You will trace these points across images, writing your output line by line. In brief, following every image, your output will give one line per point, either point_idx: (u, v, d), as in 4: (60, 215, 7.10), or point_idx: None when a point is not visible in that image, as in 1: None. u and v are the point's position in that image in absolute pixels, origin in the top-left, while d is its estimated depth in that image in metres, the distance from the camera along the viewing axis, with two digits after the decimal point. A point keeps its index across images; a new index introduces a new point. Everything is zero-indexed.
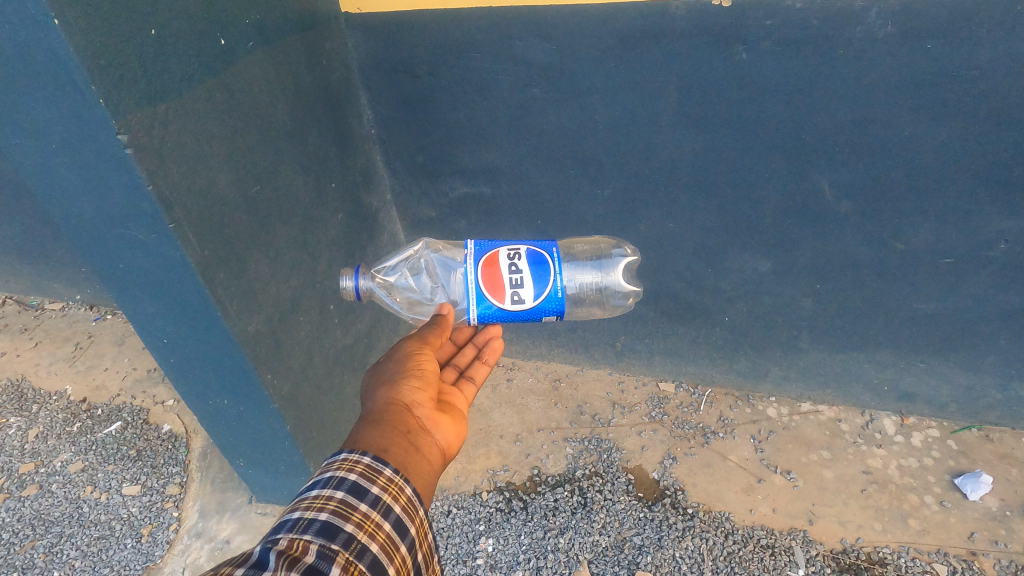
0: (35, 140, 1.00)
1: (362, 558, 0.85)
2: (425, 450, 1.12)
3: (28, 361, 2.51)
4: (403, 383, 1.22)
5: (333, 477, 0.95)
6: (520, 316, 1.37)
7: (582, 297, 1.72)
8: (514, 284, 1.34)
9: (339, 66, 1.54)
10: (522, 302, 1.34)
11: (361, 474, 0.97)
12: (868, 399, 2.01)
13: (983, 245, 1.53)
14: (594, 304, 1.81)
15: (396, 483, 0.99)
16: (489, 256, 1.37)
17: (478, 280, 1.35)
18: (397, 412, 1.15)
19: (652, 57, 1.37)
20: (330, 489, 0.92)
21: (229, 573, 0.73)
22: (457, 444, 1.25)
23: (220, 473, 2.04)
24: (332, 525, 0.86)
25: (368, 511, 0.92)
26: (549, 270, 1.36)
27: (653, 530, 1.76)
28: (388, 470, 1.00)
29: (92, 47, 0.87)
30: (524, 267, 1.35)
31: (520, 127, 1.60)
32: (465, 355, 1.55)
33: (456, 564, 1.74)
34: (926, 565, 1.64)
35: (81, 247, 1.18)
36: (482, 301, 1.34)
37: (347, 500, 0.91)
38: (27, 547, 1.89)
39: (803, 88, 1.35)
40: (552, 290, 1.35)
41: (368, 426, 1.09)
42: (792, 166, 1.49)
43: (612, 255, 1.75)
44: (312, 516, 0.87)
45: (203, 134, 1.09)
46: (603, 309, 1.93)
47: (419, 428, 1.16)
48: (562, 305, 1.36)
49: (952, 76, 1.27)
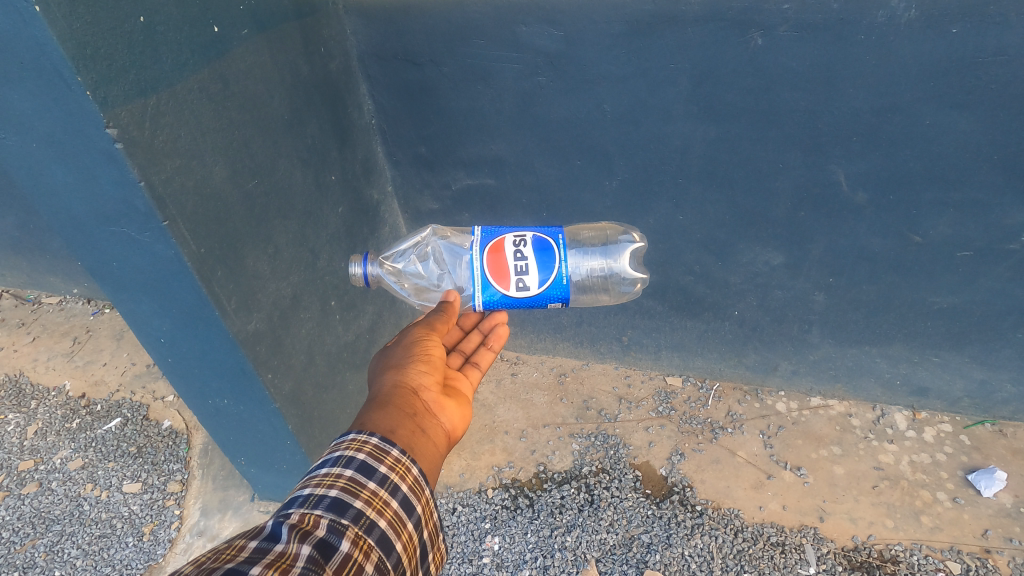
0: (22, 135, 0.96)
1: (371, 533, 0.84)
2: (431, 432, 1.09)
3: (25, 357, 2.47)
4: (410, 367, 1.19)
5: (342, 455, 0.92)
6: (524, 303, 1.33)
7: (589, 284, 1.73)
8: (519, 271, 1.31)
9: (338, 54, 1.48)
10: (527, 289, 1.31)
11: (369, 453, 0.93)
12: (879, 393, 1.98)
13: (1004, 238, 1.49)
14: (600, 291, 1.80)
15: (403, 463, 0.96)
16: (494, 243, 1.33)
17: (484, 267, 1.31)
18: (404, 395, 1.11)
19: (664, 43, 1.32)
20: (339, 467, 0.90)
21: (243, 545, 0.73)
22: (463, 428, 1.21)
23: (221, 470, 2.01)
24: (341, 501, 0.84)
25: (377, 488, 0.89)
26: (554, 256, 1.31)
27: (661, 528, 1.73)
28: (396, 450, 0.97)
29: (78, 35, 0.82)
30: (529, 254, 1.31)
31: (525, 116, 1.55)
32: (472, 341, 1.51)
33: (461, 563, 1.71)
34: (939, 563, 1.62)
35: (73, 245, 1.14)
36: (487, 288, 1.31)
37: (356, 477, 0.89)
38: (28, 546, 1.87)
39: (822, 76, 1.30)
40: (557, 276, 1.31)
41: (376, 407, 1.06)
42: (807, 158, 1.45)
43: (619, 242, 1.71)
44: (323, 493, 0.85)
45: (198, 126, 1.04)
46: (609, 295, 1.88)
47: (425, 410, 1.12)
48: (568, 292, 1.32)
49: (978, 61, 1.21)
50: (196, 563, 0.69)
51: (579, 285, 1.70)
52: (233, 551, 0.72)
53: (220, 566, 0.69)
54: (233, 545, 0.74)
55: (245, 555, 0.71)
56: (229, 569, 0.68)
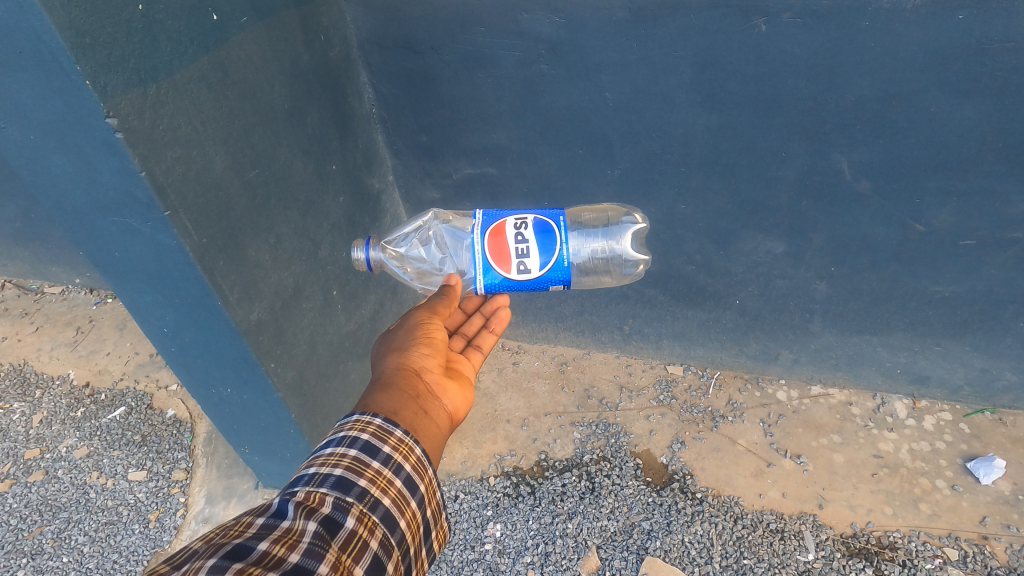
0: (23, 125, 0.96)
1: (376, 511, 0.85)
2: (434, 414, 1.09)
3: (29, 346, 2.49)
4: (413, 350, 1.19)
5: (346, 436, 0.92)
6: (525, 286, 1.34)
7: (592, 266, 1.71)
8: (520, 253, 1.30)
9: (338, 43, 1.48)
10: (528, 271, 1.31)
11: (372, 434, 0.93)
12: (880, 382, 1.99)
13: (1008, 227, 1.48)
14: (602, 273, 1.79)
15: (407, 443, 0.96)
16: (495, 226, 1.33)
17: (486, 250, 1.32)
18: (407, 377, 1.12)
19: (667, 29, 1.31)
20: (344, 447, 0.90)
21: (250, 522, 0.75)
22: (466, 410, 1.21)
23: (225, 459, 2.02)
24: (346, 480, 0.85)
25: (381, 468, 0.90)
26: (555, 239, 1.31)
27: (662, 515, 1.75)
28: (400, 430, 0.97)
29: (77, 24, 0.82)
30: (530, 236, 1.31)
31: (527, 104, 1.54)
32: (473, 324, 1.50)
33: (463, 549, 1.73)
34: (937, 550, 1.63)
35: (75, 235, 1.14)
36: (488, 272, 1.31)
37: (361, 457, 0.89)
38: (36, 533, 1.89)
39: (825, 63, 1.29)
40: (558, 259, 1.31)
41: (378, 390, 1.06)
42: (810, 148, 1.44)
43: (622, 223, 1.70)
44: (328, 472, 0.86)
45: (197, 116, 1.04)
46: (612, 278, 1.86)
47: (428, 392, 1.13)
48: (569, 274, 1.32)
49: (983, 48, 1.20)
50: (205, 538, 0.72)
51: (582, 267, 1.69)
52: (241, 527, 0.75)
53: (229, 541, 0.71)
54: (241, 521, 0.76)
55: (253, 530, 0.74)
56: (238, 544, 0.71)
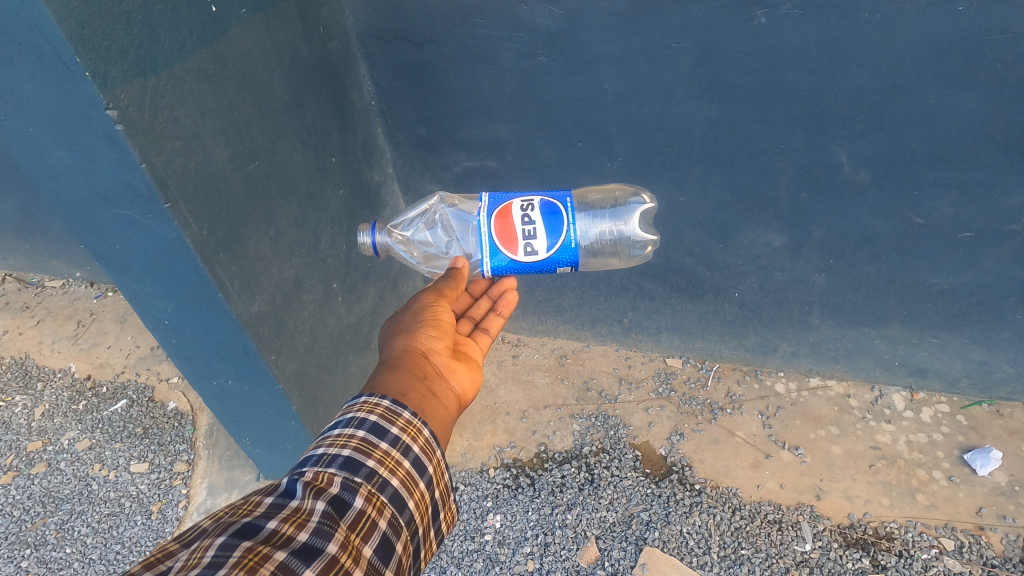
0: (23, 118, 0.97)
1: (384, 491, 0.85)
2: (442, 396, 1.10)
3: (30, 339, 2.50)
4: (420, 332, 1.20)
5: (354, 417, 0.93)
6: (533, 268, 1.34)
7: (599, 247, 1.66)
8: (527, 235, 1.31)
9: (338, 34, 1.47)
10: (535, 253, 1.31)
11: (381, 416, 0.94)
12: (878, 374, 2.00)
13: (1006, 218, 1.48)
14: (611, 255, 1.74)
15: (415, 425, 0.96)
16: (502, 208, 1.33)
17: (492, 232, 1.32)
18: (414, 359, 1.13)
19: (667, 21, 1.31)
20: (352, 428, 0.91)
21: (258, 502, 0.77)
22: (474, 392, 1.22)
23: (226, 451, 2.03)
24: (355, 460, 0.86)
25: (389, 449, 0.90)
26: (562, 221, 1.31)
27: (660, 506, 1.76)
28: (407, 412, 0.97)
29: (75, 15, 0.82)
30: (537, 218, 1.31)
31: (526, 97, 1.54)
32: (480, 308, 1.51)
33: (463, 540, 1.75)
34: (934, 540, 1.65)
35: (75, 227, 1.15)
36: (495, 254, 1.32)
37: (369, 438, 0.90)
38: (39, 524, 1.91)
39: (824, 55, 1.29)
40: (565, 240, 1.31)
41: (386, 371, 1.07)
42: (809, 140, 1.44)
43: (629, 204, 1.65)
44: (336, 452, 0.86)
45: (197, 107, 1.04)
46: (620, 260, 1.81)
47: (435, 374, 1.13)
48: (577, 256, 1.32)
49: (983, 40, 1.20)
50: (216, 516, 0.74)
51: (589, 249, 1.64)
52: (250, 506, 0.76)
53: (238, 520, 0.73)
54: (250, 500, 0.77)
55: (262, 509, 0.75)
56: (247, 523, 0.73)
